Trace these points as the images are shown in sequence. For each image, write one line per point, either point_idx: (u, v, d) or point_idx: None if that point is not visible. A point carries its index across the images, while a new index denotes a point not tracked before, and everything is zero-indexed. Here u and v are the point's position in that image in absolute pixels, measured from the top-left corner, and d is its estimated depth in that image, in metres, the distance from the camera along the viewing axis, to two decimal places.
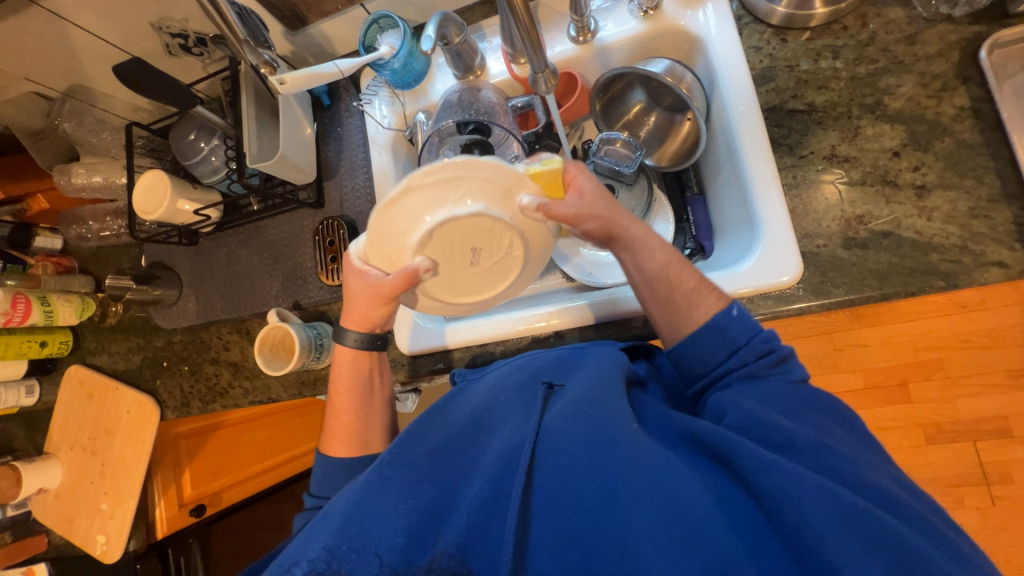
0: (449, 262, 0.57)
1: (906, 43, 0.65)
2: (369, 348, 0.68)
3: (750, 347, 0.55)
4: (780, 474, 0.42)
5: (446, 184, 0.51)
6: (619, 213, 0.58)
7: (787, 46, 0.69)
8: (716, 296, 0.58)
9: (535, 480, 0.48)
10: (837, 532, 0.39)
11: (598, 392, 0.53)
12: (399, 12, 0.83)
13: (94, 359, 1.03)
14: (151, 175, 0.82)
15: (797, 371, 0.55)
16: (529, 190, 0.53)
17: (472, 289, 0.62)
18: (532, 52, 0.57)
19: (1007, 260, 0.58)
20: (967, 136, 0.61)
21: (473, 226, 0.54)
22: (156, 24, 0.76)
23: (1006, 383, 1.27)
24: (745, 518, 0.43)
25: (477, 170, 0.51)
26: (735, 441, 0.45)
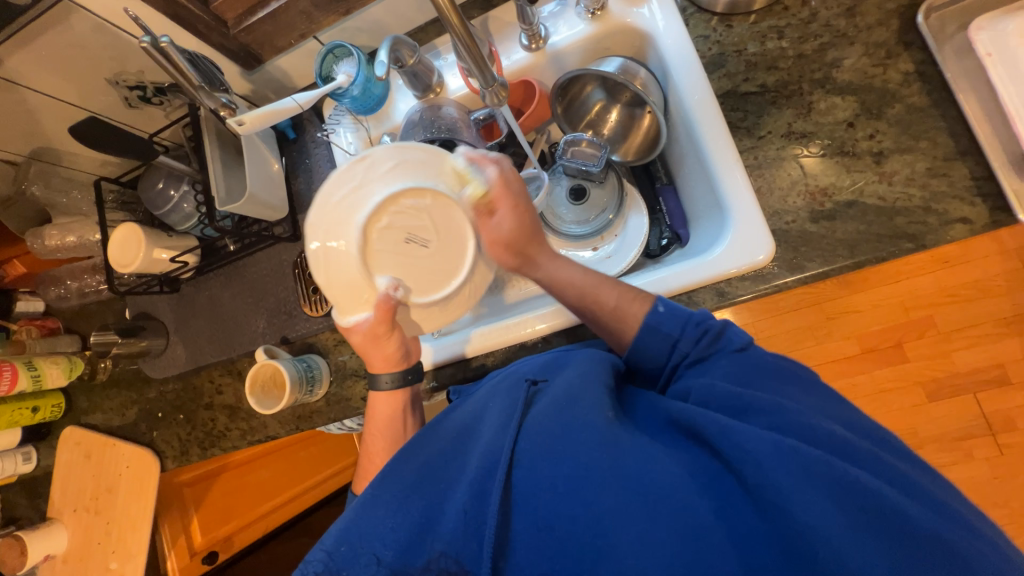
0: (407, 259, 0.61)
1: (846, 16, 0.66)
2: (402, 385, 0.68)
3: (687, 336, 0.56)
4: (754, 440, 0.42)
5: (331, 224, 0.59)
6: (531, 239, 0.63)
7: (732, 32, 0.70)
8: (639, 303, 0.60)
9: (516, 480, 0.47)
10: (813, 494, 0.38)
11: (577, 386, 0.53)
12: (353, 40, 0.83)
13: (88, 418, 1.03)
14: (124, 229, 0.82)
15: (737, 338, 0.55)
16: (370, 161, 0.59)
17: (455, 263, 0.63)
18: (477, 68, 0.58)
19: (970, 215, 0.59)
20: (916, 99, 0.63)
21: (382, 230, 0.59)
22: (113, 80, 0.76)
23: (996, 332, 1.29)
24: (724, 492, 0.42)
25: (333, 212, 0.59)
26: (711, 415, 0.45)
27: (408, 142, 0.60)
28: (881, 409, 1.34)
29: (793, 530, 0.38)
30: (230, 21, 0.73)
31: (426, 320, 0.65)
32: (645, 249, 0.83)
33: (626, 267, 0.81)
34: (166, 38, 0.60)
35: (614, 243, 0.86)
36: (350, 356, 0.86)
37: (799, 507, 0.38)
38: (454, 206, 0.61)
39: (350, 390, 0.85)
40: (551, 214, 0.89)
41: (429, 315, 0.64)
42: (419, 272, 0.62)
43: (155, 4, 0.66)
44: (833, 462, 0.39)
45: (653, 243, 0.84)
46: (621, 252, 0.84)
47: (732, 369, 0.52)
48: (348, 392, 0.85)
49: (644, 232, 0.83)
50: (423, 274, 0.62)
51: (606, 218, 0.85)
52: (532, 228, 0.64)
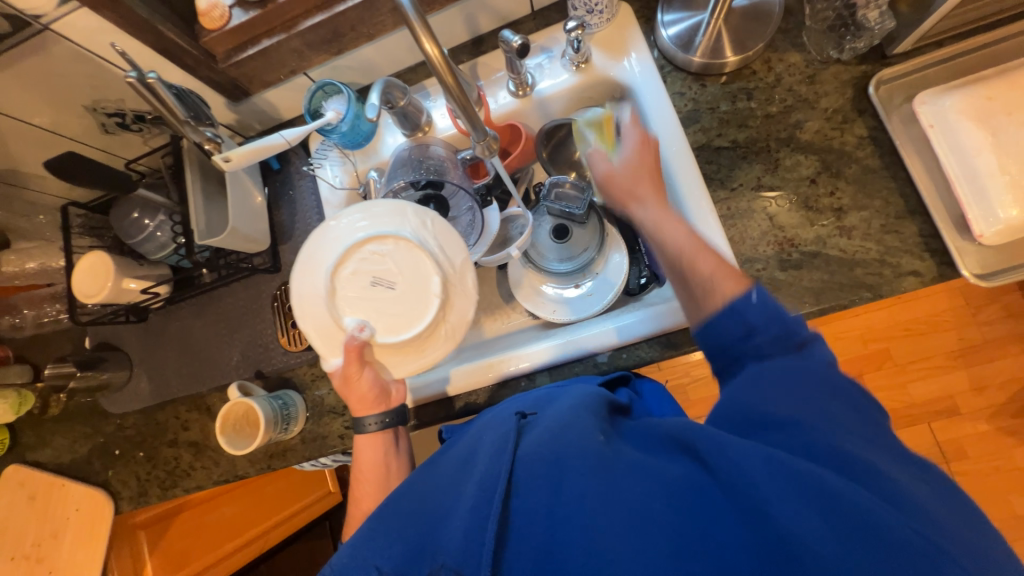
0: (374, 303, 0.63)
1: (807, 83, 0.72)
2: (385, 427, 0.67)
3: (769, 330, 0.48)
4: (737, 451, 0.41)
5: (309, 273, 0.64)
6: (647, 183, 0.66)
7: (706, 90, 0.76)
8: (733, 282, 0.53)
9: (513, 504, 0.45)
10: (794, 507, 0.37)
11: (575, 414, 0.51)
12: (342, 77, 0.85)
13: (36, 455, 0.96)
14: (92, 257, 0.79)
15: (823, 354, 0.48)
16: (339, 220, 0.65)
17: (420, 302, 0.62)
18: (471, 124, 0.60)
19: (920, 269, 0.65)
20: (870, 161, 0.69)
21: (349, 275, 0.63)
22: (90, 106, 0.74)
23: (945, 365, 1.38)
24: (714, 511, 0.40)
25: (309, 264, 0.65)
26: (703, 429, 0.44)
27: (377, 199, 0.66)
28: None
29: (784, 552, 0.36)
30: (218, 55, 0.73)
31: (400, 364, 0.64)
32: (624, 287, 0.86)
33: (606, 306, 0.85)
34: (153, 74, 0.60)
35: (594, 281, 0.88)
36: (328, 393, 0.84)
37: (782, 514, 0.37)
38: (415, 249, 0.63)
39: (327, 427, 0.83)
40: (536, 253, 0.91)
41: (402, 357, 0.64)
42: (386, 315, 0.63)
43: (140, 38, 0.65)
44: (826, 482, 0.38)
45: (632, 282, 0.86)
46: (602, 291, 0.87)
47: (774, 375, 0.46)
48: (324, 430, 0.83)
49: (624, 270, 0.86)
50: (391, 317, 0.63)
51: (587, 255, 0.88)
52: (650, 176, 0.67)
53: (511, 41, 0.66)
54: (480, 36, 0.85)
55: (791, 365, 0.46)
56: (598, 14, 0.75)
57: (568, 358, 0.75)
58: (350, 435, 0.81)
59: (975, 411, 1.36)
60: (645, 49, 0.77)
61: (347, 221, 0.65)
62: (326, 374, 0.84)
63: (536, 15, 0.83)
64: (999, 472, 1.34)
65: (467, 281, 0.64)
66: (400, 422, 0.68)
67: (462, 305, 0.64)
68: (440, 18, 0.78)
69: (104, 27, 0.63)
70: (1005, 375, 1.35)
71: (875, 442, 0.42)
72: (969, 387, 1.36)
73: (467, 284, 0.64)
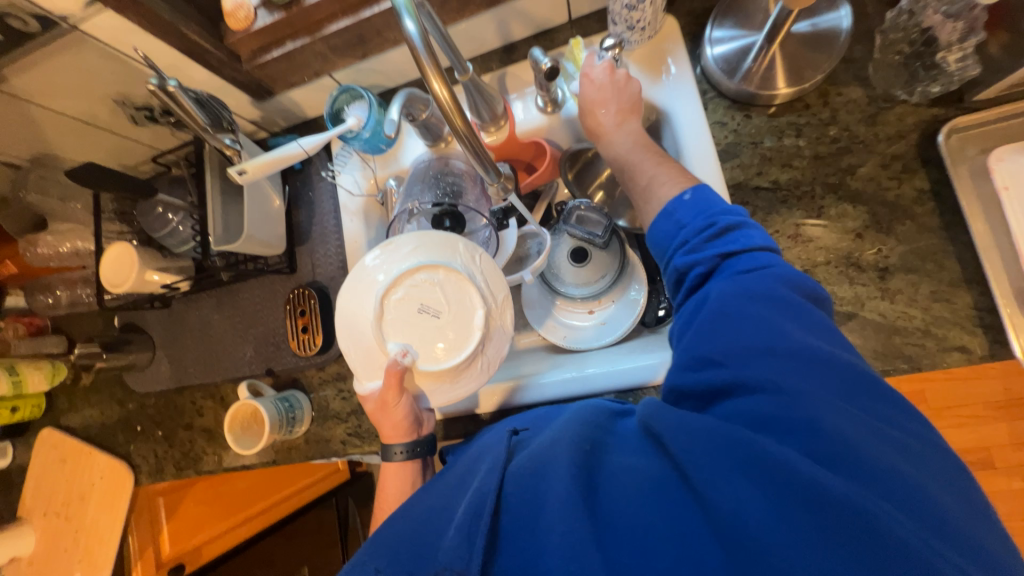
0: (418, 332, 0.61)
1: (866, 123, 0.65)
2: (413, 457, 0.67)
3: (694, 224, 0.52)
4: (695, 442, 0.40)
5: (356, 289, 0.64)
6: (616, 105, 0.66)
7: (750, 123, 0.69)
8: (676, 183, 0.58)
9: (502, 527, 0.44)
10: (762, 501, 0.36)
11: (561, 428, 0.49)
12: (367, 79, 0.82)
13: (67, 420, 1.02)
14: (118, 248, 0.81)
15: (753, 237, 0.49)
16: (387, 245, 0.64)
17: (464, 336, 0.60)
18: (477, 158, 0.56)
19: (968, 344, 0.59)
20: (927, 219, 0.62)
21: (398, 301, 0.61)
22: (119, 99, 0.75)
23: (987, 416, 1.26)
24: (685, 512, 0.38)
25: (359, 285, 0.64)
26: (667, 417, 0.43)
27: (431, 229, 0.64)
28: None
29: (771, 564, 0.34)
30: (244, 56, 0.72)
31: (433, 392, 0.63)
32: (640, 320, 0.82)
33: (621, 336, 0.81)
34: (175, 82, 0.60)
35: (610, 309, 0.85)
36: (333, 397, 0.85)
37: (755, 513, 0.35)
38: (467, 281, 0.61)
39: (330, 431, 0.84)
40: (552, 275, 0.88)
41: (437, 386, 0.62)
42: (430, 345, 0.61)
43: (165, 39, 0.65)
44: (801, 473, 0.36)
45: (650, 314, 0.82)
46: (616, 322, 0.83)
47: (717, 300, 0.47)
48: (327, 433, 0.84)
49: (643, 302, 0.82)
50: (433, 348, 0.61)
51: (605, 283, 0.85)
52: (619, 95, 0.66)
53: (540, 62, 0.63)
54: (511, 43, 0.80)
55: (733, 287, 0.46)
56: (639, 31, 0.69)
57: (574, 395, 0.72)
58: (351, 441, 0.83)
59: (1010, 467, 1.27)
60: (687, 68, 0.71)
61: (400, 245, 0.63)
62: (333, 378, 0.86)
63: (574, 24, 0.78)
64: None
65: (508, 317, 0.63)
66: (428, 452, 0.68)
67: (501, 340, 0.63)
68: (470, 25, 0.74)
69: (131, 28, 0.63)
70: None
71: (888, 443, 0.38)
72: (1008, 441, 1.26)
73: (508, 320, 0.64)
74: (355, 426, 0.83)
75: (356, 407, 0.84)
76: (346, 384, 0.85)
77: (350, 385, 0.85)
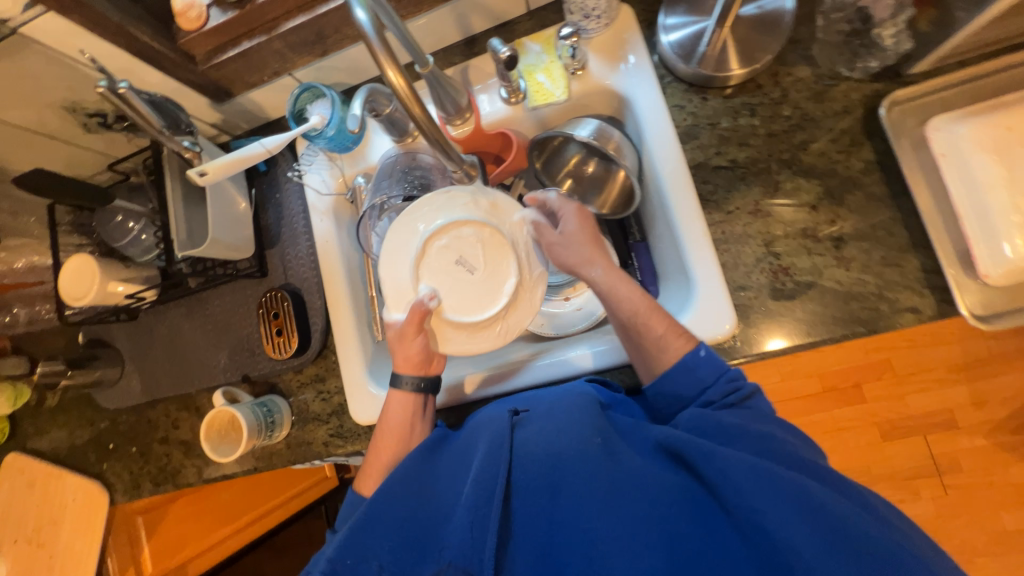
0: (454, 280, 0.70)
1: (815, 101, 0.68)
2: (417, 391, 0.68)
3: (717, 386, 0.58)
4: (737, 470, 0.46)
5: (405, 227, 0.72)
6: (592, 253, 0.68)
7: (707, 104, 0.72)
8: (684, 338, 0.62)
9: (512, 504, 0.51)
10: (789, 515, 0.43)
11: (567, 428, 0.55)
12: (329, 77, 0.81)
13: (34, 444, 0.98)
14: (77, 260, 0.79)
15: (762, 404, 0.58)
16: (446, 195, 0.72)
17: (492, 295, 0.69)
18: (437, 144, 0.56)
19: (918, 305, 0.62)
20: (875, 189, 0.65)
21: (441, 247, 0.70)
22: (70, 107, 0.72)
23: (946, 378, 1.33)
24: (708, 515, 0.46)
25: (405, 224, 0.72)
26: (695, 440, 0.49)
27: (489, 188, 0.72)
28: (838, 447, 1.38)
29: (779, 554, 0.42)
30: (198, 57, 0.71)
31: (450, 340, 0.70)
32: None
33: (597, 319, 0.83)
34: (125, 83, 0.58)
35: (585, 295, 0.87)
36: (313, 399, 0.84)
37: (776, 526, 0.42)
38: (507, 246, 0.70)
39: (311, 434, 0.83)
40: None
41: (456, 335, 0.69)
42: (461, 295, 0.69)
43: (113, 41, 0.63)
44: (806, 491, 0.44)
45: None
46: (591, 306, 0.85)
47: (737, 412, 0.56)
48: (309, 436, 0.84)
49: None
50: (464, 299, 0.69)
51: None
52: (595, 245, 0.69)
53: (499, 52, 0.64)
54: (472, 36, 0.81)
55: (744, 411, 0.56)
56: (595, 19, 0.70)
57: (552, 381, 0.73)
58: (334, 442, 0.82)
59: (973, 426, 1.33)
60: (644, 53, 0.73)
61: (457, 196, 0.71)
62: (312, 381, 0.85)
63: (533, 15, 0.78)
64: (993, 487, 1.32)
65: (537, 293, 0.71)
66: (431, 391, 0.68)
67: (528, 310, 0.70)
68: (429, 18, 0.74)
69: (75, 31, 0.61)
70: (1009, 391, 1.30)
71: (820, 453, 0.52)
72: (968, 401, 1.32)
73: (536, 295, 0.71)
74: (337, 427, 0.82)
75: (337, 408, 0.84)
76: (325, 386, 0.84)
77: (330, 386, 0.84)
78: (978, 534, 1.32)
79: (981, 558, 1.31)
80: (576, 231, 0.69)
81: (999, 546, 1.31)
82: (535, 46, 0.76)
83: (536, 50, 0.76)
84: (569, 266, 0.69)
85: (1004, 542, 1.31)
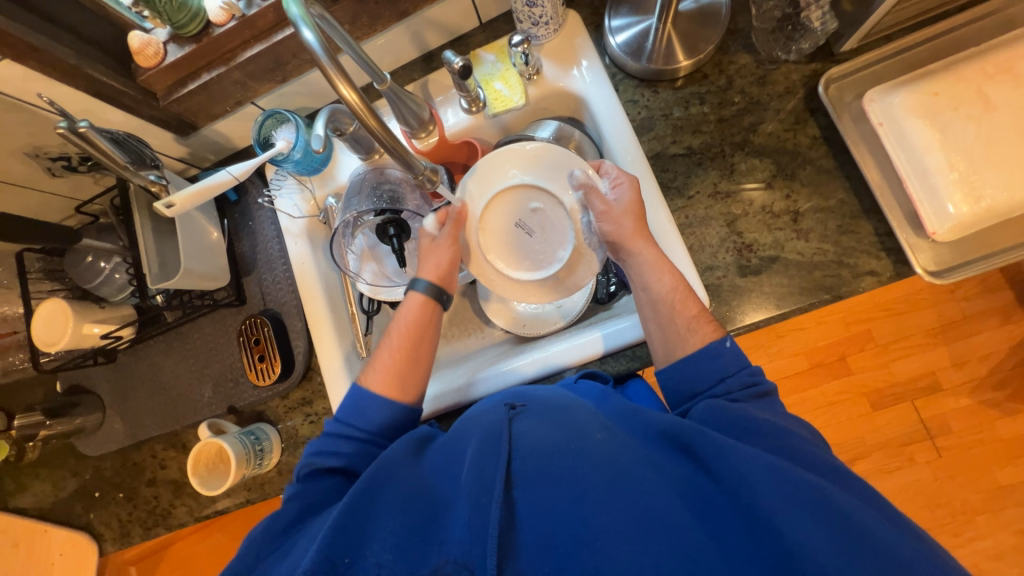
0: (514, 236, 0.79)
1: (758, 85, 0.71)
2: (435, 298, 0.72)
3: (739, 377, 0.58)
4: (762, 476, 0.45)
5: (477, 182, 0.78)
6: (637, 231, 0.66)
7: (659, 97, 0.75)
8: (712, 326, 0.62)
9: (512, 494, 0.50)
10: (805, 520, 0.43)
11: (575, 424, 0.55)
12: (292, 102, 0.83)
13: (17, 501, 0.95)
14: (49, 305, 0.78)
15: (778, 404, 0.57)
16: (518, 151, 0.76)
17: (548, 258, 0.78)
18: (391, 150, 0.55)
19: (877, 268, 0.65)
20: (824, 162, 0.68)
21: (504, 208, 0.78)
22: (32, 153, 0.72)
23: (926, 342, 1.36)
24: (717, 510, 0.46)
25: (476, 176, 0.78)
26: (710, 436, 0.50)
27: (556, 146, 0.75)
28: (831, 420, 1.41)
29: (794, 556, 0.41)
30: (159, 93, 0.72)
31: (506, 289, 0.80)
32: (593, 298, 0.86)
33: (577, 315, 0.84)
34: (85, 123, 0.58)
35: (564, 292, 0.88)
36: (302, 423, 0.84)
37: (784, 522, 0.43)
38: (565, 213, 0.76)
39: None
40: None
41: (512, 288, 0.80)
42: (519, 252, 0.79)
43: (72, 84, 0.64)
44: (824, 497, 0.45)
45: (601, 289, 0.86)
46: (572, 301, 0.86)
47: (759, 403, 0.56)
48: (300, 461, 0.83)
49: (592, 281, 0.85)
50: (523, 257, 0.79)
51: None
52: (641, 221, 0.66)
53: (452, 63, 0.66)
54: (429, 52, 0.83)
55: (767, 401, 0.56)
56: (544, 26, 0.73)
57: (541, 375, 0.75)
58: None
59: (957, 386, 1.36)
60: (595, 56, 0.75)
61: (527, 153, 0.76)
62: (299, 405, 0.84)
63: (485, 28, 0.81)
64: (982, 444, 1.35)
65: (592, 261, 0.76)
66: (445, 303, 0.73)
67: (582, 273, 0.76)
68: (385, 39, 0.76)
69: (33, 76, 0.62)
70: (985, 349, 1.34)
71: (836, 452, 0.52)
72: (950, 362, 1.35)
73: (592, 260, 0.76)
74: None
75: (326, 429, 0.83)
76: (313, 408, 0.84)
77: (317, 408, 0.83)
78: (974, 492, 1.35)
79: (980, 516, 1.34)
80: (627, 204, 0.67)
81: (995, 501, 1.34)
82: (489, 56, 0.78)
83: (490, 60, 0.78)
84: (613, 239, 0.68)
85: (1000, 498, 1.34)
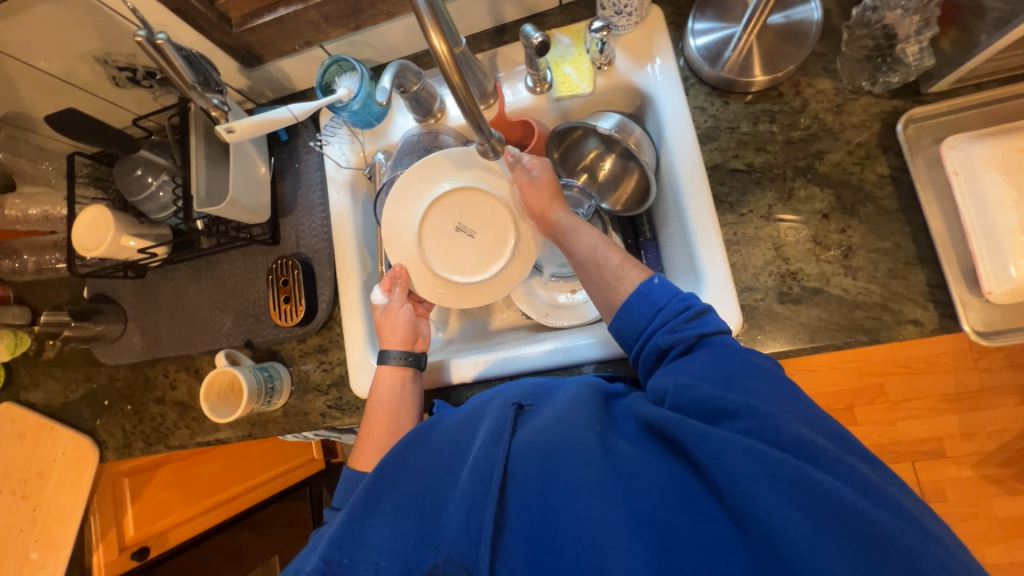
0: (455, 246, 0.79)
1: (834, 112, 0.70)
2: (405, 364, 0.74)
3: (671, 306, 0.60)
4: (738, 457, 0.43)
5: (400, 205, 0.77)
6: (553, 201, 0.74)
7: (728, 108, 0.73)
8: (638, 270, 0.65)
9: (507, 490, 0.50)
10: (784, 504, 0.40)
11: (574, 417, 0.55)
12: (360, 52, 0.82)
13: (28, 395, 0.98)
14: (92, 211, 0.79)
15: None
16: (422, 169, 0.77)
17: (486, 256, 0.79)
18: (473, 117, 0.55)
19: (921, 318, 0.63)
20: (887, 202, 0.66)
21: (438, 224, 0.78)
22: (101, 58, 0.73)
23: (938, 407, 1.34)
24: (704, 505, 0.44)
25: (397, 203, 0.77)
26: (690, 424, 0.47)
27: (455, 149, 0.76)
28: None
29: (783, 554, 0.39)
30: (234, 19, 0.72)
31: (457, 300, 0.80)
32: None
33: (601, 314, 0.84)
34: (163, 35, 0.59)
35: None
36: (314, 369, 0.84)
37: (761, 511, 0.41)
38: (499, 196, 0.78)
39: (310, 404, 0.84)
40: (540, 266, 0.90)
41: (462, 298, 0.80)
42: (462, 263, 0.79)
43: None
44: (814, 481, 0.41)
45: None
46: None
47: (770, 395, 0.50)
48: (307, 406, 0.84)
49: None
50: (465, 266, 0.79)
51: None
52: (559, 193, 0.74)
53: (531, 37, 0.65)
54: (503, 25, 0.82)
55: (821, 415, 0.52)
56: (626, 16, 0.72)
57: (557, 365, 0.75)
58: (331, 414, 0.82)
59: (962, 456, 1.33)
60: (671, 56, 0.74)
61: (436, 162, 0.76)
62: (314, 351, 0.85)
63: (565, 9, 0.80)
64: (975, 518, 1.32)
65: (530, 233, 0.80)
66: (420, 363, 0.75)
67: (523, 254, 0.80)
68: (463, 3, 0.75)
69: None
70: (999, 424, 1.31)
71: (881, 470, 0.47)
72: (958, 431, 1.33)
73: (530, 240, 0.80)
74: (336, 399, 0.83)
75: (337, 380, 0.84)
76: (327, 357, 0.85)
77: (332, 356, 0.84)
78: None
79: None
80: (548, 179, 0.74)
81: None
82: (565, 39, 0.77)
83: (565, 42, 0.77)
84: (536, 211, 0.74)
85: None
